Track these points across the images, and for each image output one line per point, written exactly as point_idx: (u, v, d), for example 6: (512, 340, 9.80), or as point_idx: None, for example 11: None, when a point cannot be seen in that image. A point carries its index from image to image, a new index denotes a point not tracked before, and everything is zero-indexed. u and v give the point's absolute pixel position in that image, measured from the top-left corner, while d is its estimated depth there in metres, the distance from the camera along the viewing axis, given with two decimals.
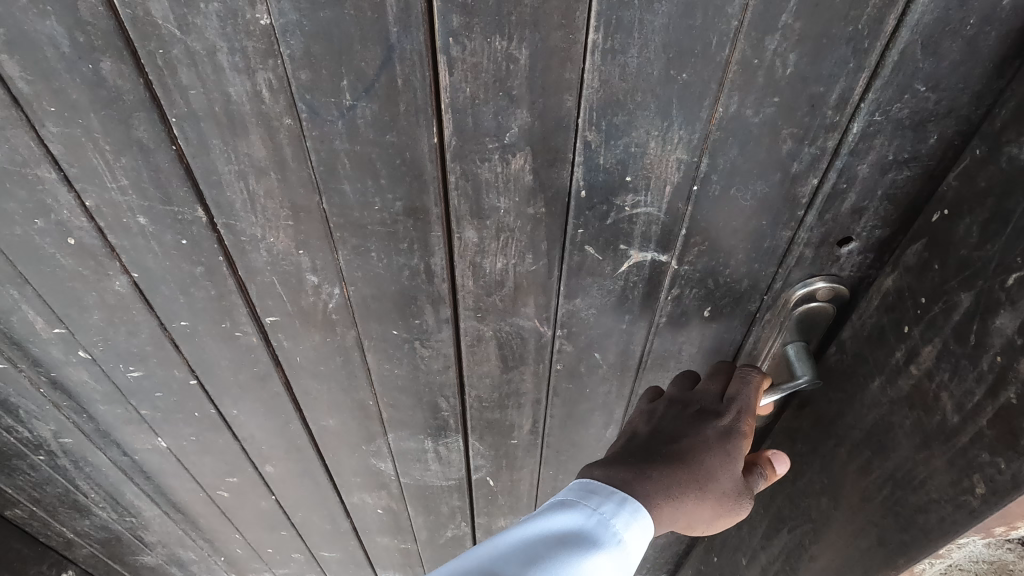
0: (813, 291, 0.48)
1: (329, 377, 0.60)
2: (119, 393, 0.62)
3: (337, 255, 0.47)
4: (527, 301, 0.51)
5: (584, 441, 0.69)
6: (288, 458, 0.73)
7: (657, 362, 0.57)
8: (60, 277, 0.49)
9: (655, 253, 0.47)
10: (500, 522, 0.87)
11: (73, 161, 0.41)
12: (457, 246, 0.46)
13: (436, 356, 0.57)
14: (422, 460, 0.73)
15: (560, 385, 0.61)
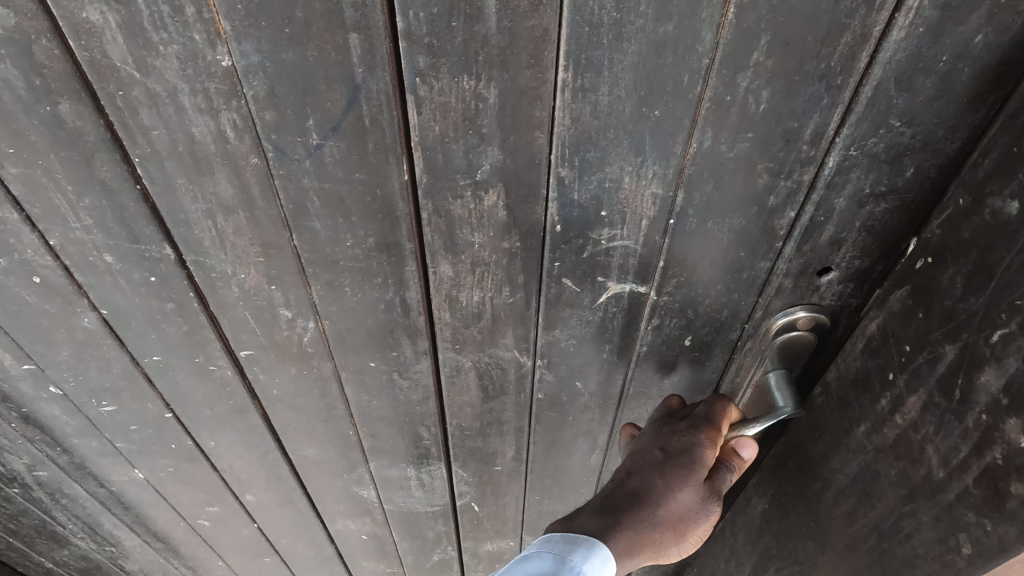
0: (794, 321, 0.48)
1: (308, 408, 0.59)
2: (93, 427, 0.61)
3: (311, 290, 0.47)
4: (505, 333, 0.51)
5: (569, 467, 0.68)
6: (268, 487, 0.72)
7: (640, 390, 0.57)
8: (27, 315, 0.48)
9: (633, 284, 0.46)
10: (487, 546, 0.86)
11: (35, 201, 0.40)
12: (433, 280, 0.46)
13: (415, 387, 0.56)
14: (405, 488, 0.72)
15: (542, 413, 0.60)
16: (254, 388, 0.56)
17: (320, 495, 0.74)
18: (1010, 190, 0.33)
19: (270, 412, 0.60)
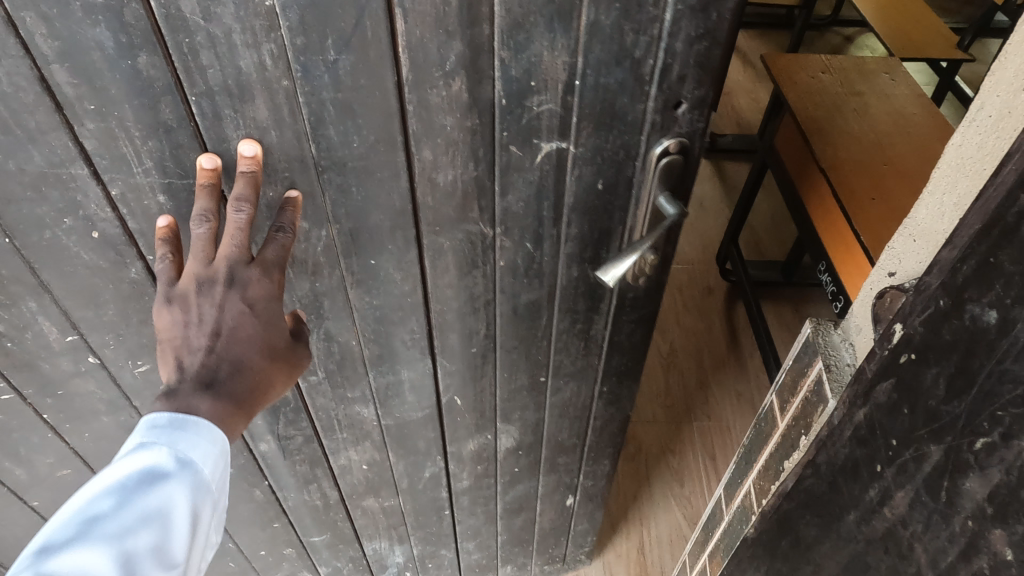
0: (666, 148, 0.67)
1: (318, 324, 0.71)
2: (124, 398, 0.68)
3: (323, 196, 0.59)
4: (473, 207, 0.66)
5: (528, 332, 0.85)
6: (281, 428, 0.81)
7: (572, 239, 0.75)
8: (81, 275, 0.56)
9: (557, 142, 0.64)
10: (470, 445, 1.00)
11: (105, 153, 0.49)
12: (418, 166, 0.60)
13: (406, 278, 0.70)
14: (400, 394, 0.84)
15: (504, 281, 0.76)
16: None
17: (326, 427, 0.84)
18: (988, 299, 0.43)
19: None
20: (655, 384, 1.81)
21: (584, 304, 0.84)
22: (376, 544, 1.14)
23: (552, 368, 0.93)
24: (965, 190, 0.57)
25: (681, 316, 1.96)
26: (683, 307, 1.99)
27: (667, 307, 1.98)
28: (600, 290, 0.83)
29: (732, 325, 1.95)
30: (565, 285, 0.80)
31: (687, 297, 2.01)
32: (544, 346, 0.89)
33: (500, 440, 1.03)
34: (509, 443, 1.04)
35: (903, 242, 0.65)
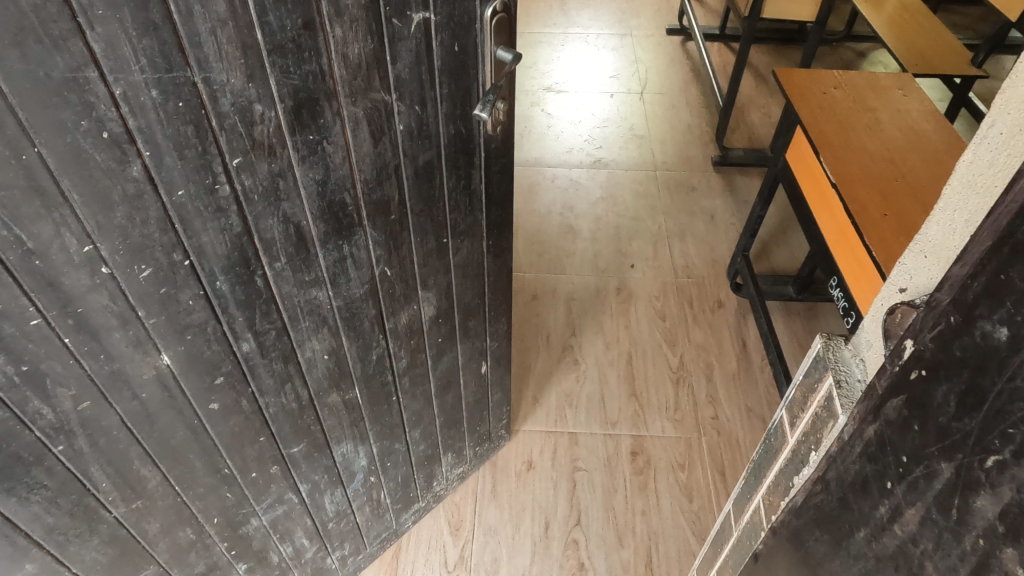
0: (495, 8, 0.92)
1: (277, 207, 0.85)
2: (132, 308, 0.78)
3: (269, 78, 0.75)
4: (375, 77, 0.85)
5: (428, 193, 1.06)
6: (259, 324, 0.94)
7: (445, 98, 0.97)
8: (95, 177, 0.66)
9: (424, 13, 0.85)
10: (403, 318, 1.19)
11: (109, 56, 0.61)
12: (332, 44, 0.78)
13: (336, 150, 0.87)
14: (345, 271, 1.01)
15: (405, 144, 0.96)
16: (241, 201, 0.81)
17: (292, 317, 0.98)
18: (996, 319, 0.48)
19: (254, 223, 0.84)
20: (670, 396, 1.99)
21: (463, 160, 1.07)
22: (343, 448, 1.28)
23: (451, 227, 1.15)
24: (973, 205, 0.64)
25: (690, 333, 2.15)
26: (691, 322, 2.19)
27: (676, 320, 2.19)
28: (471, 142, 1.06)
29: (742, 336, 2.15)
30: (447, 142, 1.02)
31: (699, 313, 2.21)
32: (442, 206, 1.10)
33: (424, 309, 1.23)
34: (430, 311, 1.25)
35: (915, 258, 0.72)
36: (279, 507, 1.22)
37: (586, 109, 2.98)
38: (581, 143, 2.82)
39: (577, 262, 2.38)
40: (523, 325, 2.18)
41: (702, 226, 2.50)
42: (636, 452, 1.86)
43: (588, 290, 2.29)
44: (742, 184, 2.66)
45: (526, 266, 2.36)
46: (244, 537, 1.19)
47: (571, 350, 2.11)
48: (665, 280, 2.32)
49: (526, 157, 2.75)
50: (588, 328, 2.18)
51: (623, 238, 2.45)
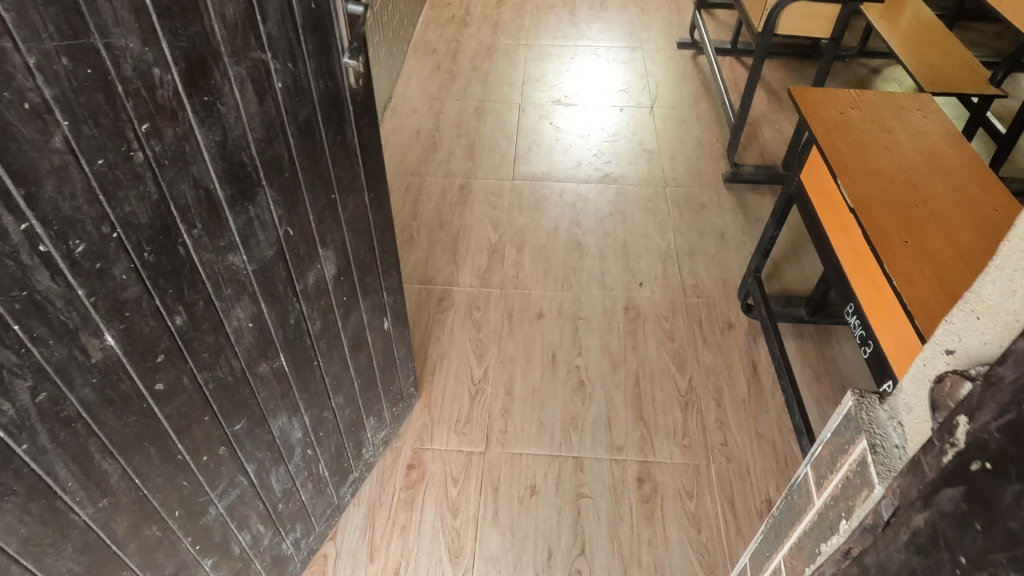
0: None
1: (187, 172, 0.90)
2: (73, 287, 0.79)
3: (162, 41, 0.79)
4: (250, 36, 0.93)
5: (312, 149, 1.16)
6: (188, 296, 0.97)
7: (310, 55, 1.07)
8: (22, 150, 0.68)
9: None
10: (310, 279, 1.28)
11: (21, 25, 0.64)
12: (212, 6, 0.85)
13: (228, 110, 0.94)
14: (255, 233, 1.08)
15: (286, 101, 1.05)
16: (155, 168, 0.85)
17: (216, 285, 1.03)
18: None
19: (169, 189, 0.88)
20: (678, 423, 1.85)
21: (336, 114, 1.19)
22: (279, 421, 1.32)
23: (336, 183, 1.27)
24: None
25: (699, 354, 2.02)
26: (699, 342, 2.06)
27: (684, 342, 2.06)
28: (339, 96, 1.18)
29: (753, 359, 2.01)
30: (319, 97, 1.13)
31: (708, 333, 2.08)
32: (325, 160, 1.21)
33: (326, 268, 1.32)
34: (331, 270, 1.34)
35: (965, 319, 0.60)
36: (232, 493, 1.23)
37: (592, 121, 2.96)
38: (589, 157, 2.76)
39: (584, 279, 2.26)
40: (529, 341, 2.06)
41: (713, 244, 2.38)
42: (642, 479, 1.74)
43: (594, 309, 2.16)
44: (754, 202, 2.55)
45: (532, 283, 2.24)
46: (205, 528, 1.19)
47: (577, 370, 1.99)
48: (674, 299, 2.19)
49: (536, 170, 2.69)
50: (594, 348, 2.05)
51: (631, 255, 2.34)
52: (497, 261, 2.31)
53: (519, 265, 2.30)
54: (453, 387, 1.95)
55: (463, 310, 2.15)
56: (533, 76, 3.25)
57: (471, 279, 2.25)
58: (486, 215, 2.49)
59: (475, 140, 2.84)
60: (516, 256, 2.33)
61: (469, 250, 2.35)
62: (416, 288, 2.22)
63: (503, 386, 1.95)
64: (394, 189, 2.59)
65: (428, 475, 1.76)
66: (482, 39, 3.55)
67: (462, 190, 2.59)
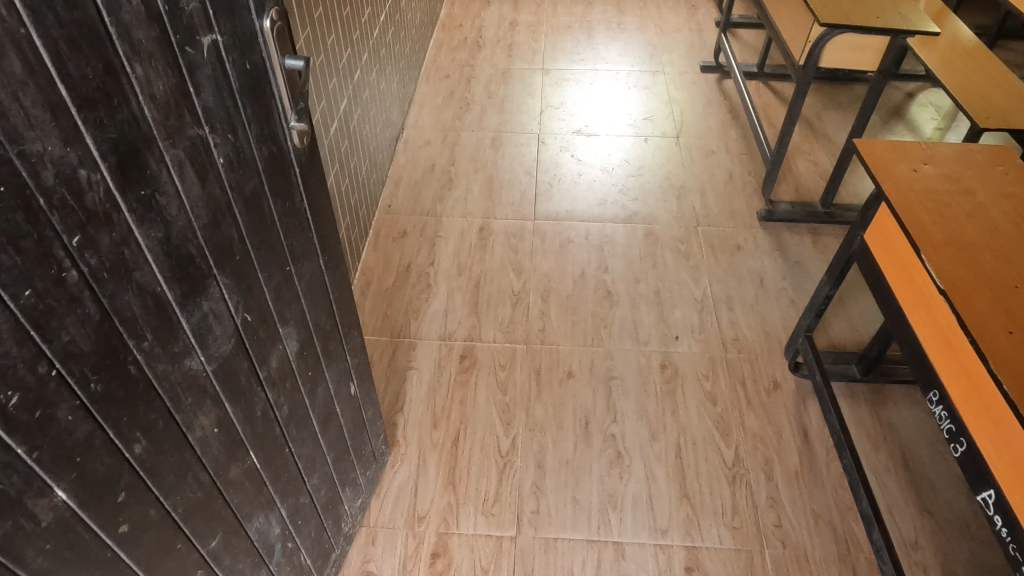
0: (272, 18, 0.90)
1: (129, 280, 0.74)
2: (8, 445, 0.64)
3: (86, 137, 0.65)
4: (185, 111, 0.78)
5: (262, 225, 0.99)
6: (147, 419, 0.82)
7: (252, 120, 0.91)
8: None
9: (209, 35, 0.80)
10: (273, 362, 1.09)
11: None
12: (137, 84, 0.70)
13: (168, 200, 0.78)
14: (209, 330, 0.90)
15: (230, 177, 0.89)
16: (92, 283, 0.70)
17: (174, 398, 0.86)
18: None
19: (109, 304, 0.72)
20: (726, 499, 1.73)
21: (283, 181, 1.02)
22: (256, 523, 1.15)
23: (289, 253, 1.08)
24: None
25: (744, 420, 1.90)
26: (744, 406, 1.93)
27: (728, 405, 1.93)
28: (284, 160, 1.01)
29: (803, 424, 1.89)
30: (265, 164, 0.96)
31: (753, 395, 1.96)
32: (277, 232, 1.03)
33: (288, 346, 1.13)
34: (294, 347, 1.15)
35: None
36: None
37: (614, 155, 2.86)
38: (615, 194, 2.65)
39: (617, 332, 2.12)
40: (559, 407, 1.93)
41: (750, 291, 2.26)
42: (690, 567, 1.61)
43: (629, 368, 2.02)
44: (792, 243, 2.43)
45: (560, 337, 2.11)
46: None
47: (612, 440, 1.85)
48: (713, 354, 2.06)
49: (560, 208, 2.58)
50: (630, 412, 1.91)
51: (664, 303, 2.21)
52: (520, 313, 2.18)
53: (544, 316, 2.17)
54: (480, 460, 1.81)
55: (488, 370, 2.02)
56: (551, 104, 3.18)
57: (494, 332, 2.12)
58: (508, 260, 2.37)
59: (496, 176, 2.74)
60: (541, 305, 2.21)
61: (490, 300, 2.23)
62: (437, 344, 2.10)
63: (533, 458, 1.81)
64: (410, 230, 2.49)
65: (455, 565, 1.61)
66: (496, 63, 3.48)
67: (482, 232, 2.48)
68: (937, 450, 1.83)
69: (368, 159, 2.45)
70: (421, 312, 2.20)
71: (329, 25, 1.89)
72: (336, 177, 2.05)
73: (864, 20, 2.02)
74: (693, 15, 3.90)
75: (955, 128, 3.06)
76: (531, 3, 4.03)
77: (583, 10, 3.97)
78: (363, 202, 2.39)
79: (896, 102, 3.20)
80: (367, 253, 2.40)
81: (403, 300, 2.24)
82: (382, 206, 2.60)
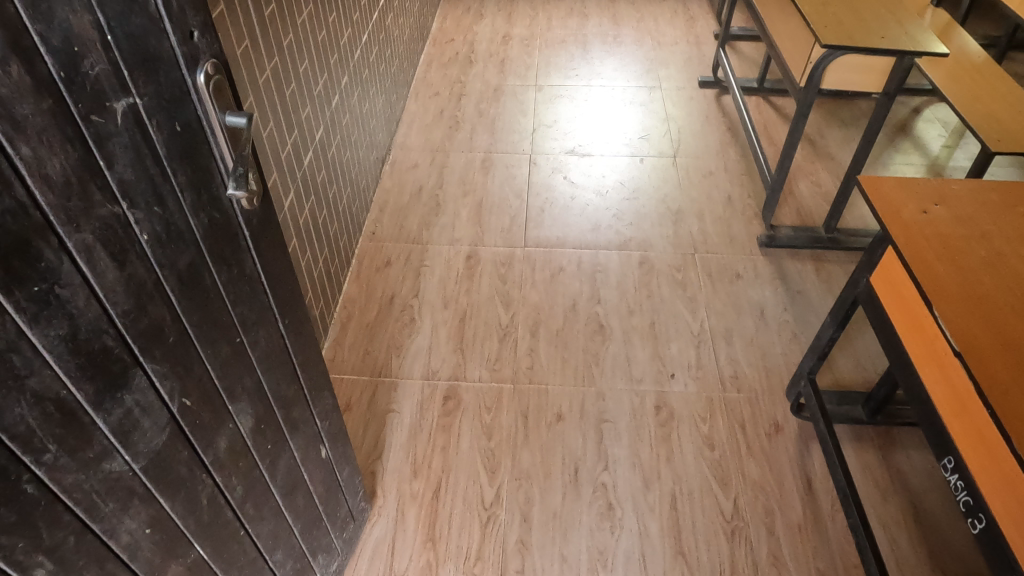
0: (208, 72, 0.80)
1: (22, 388, 0.64)
2: None
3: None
4: (93, 189, 0.68)
5: (201, 299, 0.89)
6: (55, 536, 0.72)
7: (185, 187, 0.81)
8: None
9: (124, 98, 0.70)
10: (222, 444, 0.99)
11: None
12: (23, 168, 0.60)
13: (73, 292, 0.68)
14: (135, 425, 0.80)
15: (157, 254, 0.79)
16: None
17: (90, 506, 0.76)
18: None
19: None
20: (724, 556, 1.62)
21: (227, 248, 0.92)
22: None
23: (239, 324, 0.99)
24: None
25: (744, 467, 1.79)
26: (743, 451, 1.82)
27: (726, 450, 1.82)
28: (229, 226, 0.92)
29: (806, 471, 1.79)
30: (203, 233, 0.86)
31: (753, 439, 1.85)
32: (222, 304, 0.94)
33: (241, 423, 1.04)
34: (248, 422, 1.06)
35: None
36: None
37: (609, 176, 2.75)
38: (610, 219, 2.54)
39: (609, 369, 2.02)
40: (547, 453, 1.82)
41: (750, 324, 2.15)
42: None
43: (621, 410, 1.91)
44: (794, 270, 2.32)
45: (550, 376, 2.00)
46: None
47: (604, 489, 1.74)
48: (711, 394, 1.95)
49: (551, 234, 2.48)
50: (623, 459, 1.81)
51: (660, 337, 2.11)
52: (508, 350, 2.08)
53: (533, 353, 2.07)
54: (463, 513, 1.70)
55: (474, 412, 1.91)
56: (544, 122, 3.07)
57: (480, 371, 2.02)
58: (496, 290, 2.27)
59: (485, 200, 2.64)
60: (530, 340, 2.10)
61: (477, 335, 2.12)
62: (419, 384, 1.99)
63: (518, 510, 1.70)
64: (395, 259, 2.39)
65: None
66: (487, 79, 3.38)
67: (470, 260, 2.38)
68: (949, 499, 1.72)
69: (351, 186, 2.35)
70: (404, 348, 2.09)
71: (302, 52, 1.79)
72: (313, 210, 1.95)
73: (868, 40, 1.92)
74: (691, 27, 3.79)
75: (963, 145, 2.95)
76: (524, 16, 3.93)
77: (578, 23, 3.87)
78: (345, 232, 2.29)
79: (902, 118, 3.09)
80: (349, 284, 2.30)
81: (385, 335, 2.14)
82: (366, 233, 2.50)
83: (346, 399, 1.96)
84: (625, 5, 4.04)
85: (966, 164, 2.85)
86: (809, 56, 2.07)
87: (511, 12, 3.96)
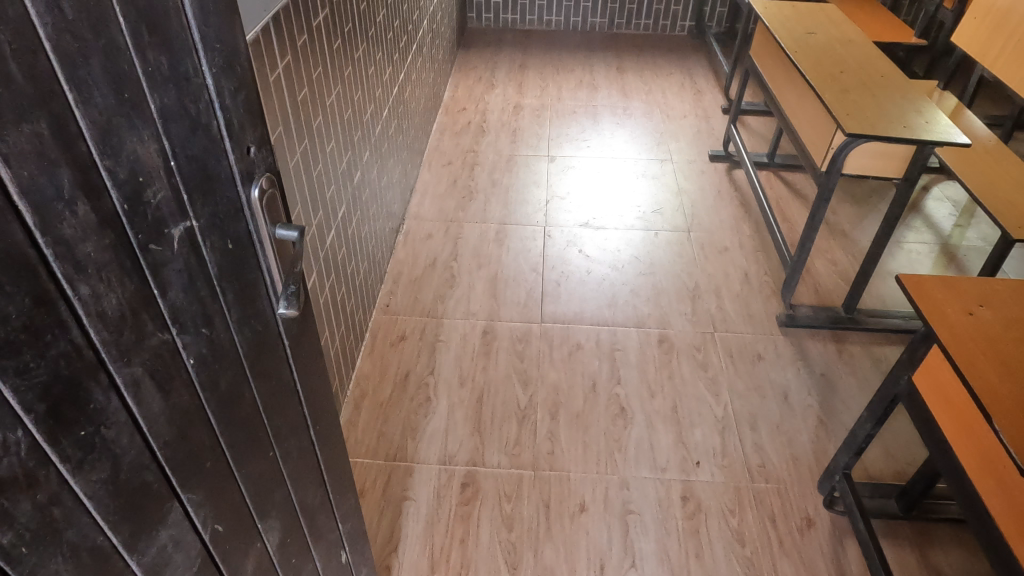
0: (260, 187, 0.78)
1: (59, 543, 0.59)
2: None
3: (4, 391, 0.51)
4: (147, 320, 0.64)
5: (239, 416, 0.84)
6: None
7: (232, 304, 0.78)
8: None
9: (182, 224, 0.67)
10: (250, 565, 0.93)
11: None
12: (80, 309, 0.56)
13: (118, 430, 0.63)
14: (167, 562, 0.74)
15: (201, 377, 0.74)
16: (5, 565, 0.54)
17: None
18: None
19: None
20: None
21: (266, 361, 0.88)
22: None
23: (273, 437, 0.94)
24: None
25: (776, 565, 1.71)
26: (775, 547, 1.75)
27: (758, 546, 1.75)
28: (269, 338, 0.87)
29: (842, 570, 1.71)
30: (245, 349, 0.82)
31: (785, 534, 1.77)
32: (258, 419, 0.89)
33: (268, 540, 0.97)
34: (275, 539, 0.99)
35: None
36: None
37: (624, 251, 2.74)
38: (627, 295, 2.52)
39: (632, 455, 1.96)
40: (571, 548, 1.74)
41: (775, 408, 2.10)
42: None
43: (646, 500, 1.84)
44: (815, 352, 2.29)
45: (571, 462, 1.94)
46: None
47: None
48: (738, 484, 1.88)
49: (569, 309, 2.45)
50: (650, 555, 1.73)
51: (683, 421, 2.05)
52: (527, 432, 2.02)
53: (553, 437, 2.00)
54: None
55: (493, 500, 1.84)
56: (557, 193, 3.08)
57: (499, 455, 1.95)
58: (513, 368, 2.22)
59: (500, 273, 2.62)
60: (550, 423, 2.04)
61: (494, 417, 2.06)
62: (436, 470, 1.91)
63: None
64: (409, 333, 2.35)
65: None
66: (500, 149, 3.41)
67: (486, 336, 2.33)
68: None
69: (367, 260, 2.33)
70: (419, 429, 2.03)
71: (329, 132, 1.79)
72: (333, 288, 1.91)
73: (890, 129, 1.93)
74: (699, 101, 3.87)
75: (975, 225, 2.95)
76: (534, 86, 4.01)
77: (588, 94, 3.94)
78: (361, 305, 2.25)
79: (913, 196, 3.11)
80: (362, 360, 2.25)
81: (400, 415, 2.07)
82: (380, 305, 2.46)
83: (359, 485, 1.88)
84: (633, 77, 4.13)
85: (979, 245, 2.84)
86: (829, 142, 2.09)
87: (522, 82, 4.03)
